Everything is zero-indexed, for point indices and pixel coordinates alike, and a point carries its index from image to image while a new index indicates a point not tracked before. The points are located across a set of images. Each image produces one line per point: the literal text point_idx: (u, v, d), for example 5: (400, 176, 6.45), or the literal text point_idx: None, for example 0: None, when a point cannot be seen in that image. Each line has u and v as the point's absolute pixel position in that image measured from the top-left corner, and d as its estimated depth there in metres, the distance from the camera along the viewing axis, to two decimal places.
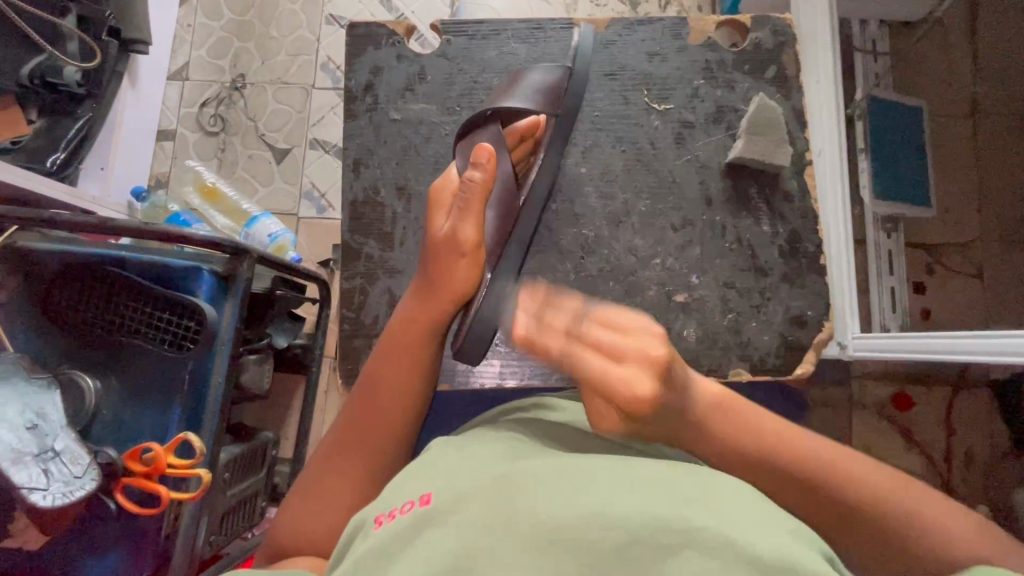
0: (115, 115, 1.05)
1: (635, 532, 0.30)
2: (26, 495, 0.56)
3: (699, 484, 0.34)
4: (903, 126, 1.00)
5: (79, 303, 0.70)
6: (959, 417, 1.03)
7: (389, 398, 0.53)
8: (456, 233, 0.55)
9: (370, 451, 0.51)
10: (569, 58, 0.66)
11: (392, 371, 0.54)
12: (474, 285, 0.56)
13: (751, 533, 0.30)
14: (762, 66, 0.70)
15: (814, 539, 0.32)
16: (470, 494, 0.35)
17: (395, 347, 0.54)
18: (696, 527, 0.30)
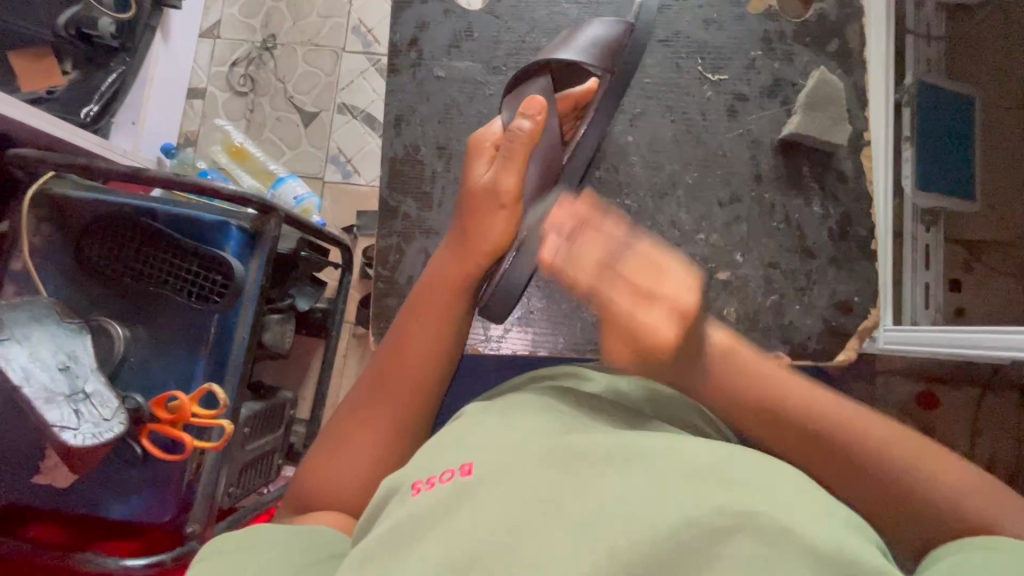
0: (149, 69, 1.04)
1: (688, 514, 0.30)
2: (58, 434, 0.58)
3: (753, 469, 0.34)
4: (957, 113, 0.96)
5: (110, 252, 0.71)
6: (987, 418, 1.00)
7: (414, 358, 0.53)
8: (498, 184, 0.55)
9: (392, 411, 0.51)
10: (632, 13, 0.63)
11: (423, 327, 0.54)
12: (507, 239, 0.55)
13: (810, 523, 0.29)
14: (824, 38, 0.67)
15: (867, 531, 0.32)
16: (513, 470, 0.36)
17: (430, 306, 0.54)
18: (754, 513, 0.29)
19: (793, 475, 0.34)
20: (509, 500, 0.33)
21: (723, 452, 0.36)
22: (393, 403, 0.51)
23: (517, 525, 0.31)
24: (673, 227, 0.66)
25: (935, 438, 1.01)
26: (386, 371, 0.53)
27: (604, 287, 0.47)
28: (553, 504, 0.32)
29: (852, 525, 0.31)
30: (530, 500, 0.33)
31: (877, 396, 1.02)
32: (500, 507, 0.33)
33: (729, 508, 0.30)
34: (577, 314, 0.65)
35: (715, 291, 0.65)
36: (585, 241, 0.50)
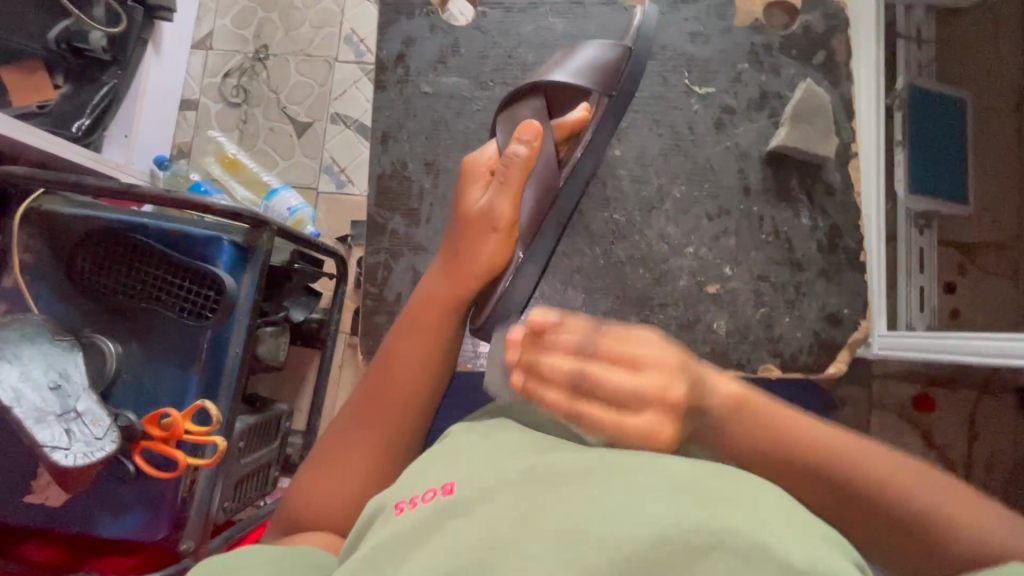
0: (141, 82, 1.04)
1: (665, 532, 0.30)
2: (49, 454, 0.58)
3: (732, 486, 0.34)
4: (945, 118, 0.96)
5: (100, 268, 0.70)
6: (983, 423, 1.01)
7: (405, 376, 0.53)
8: (496, 210, 0.56)
9: (383, 430, 0.51)
10: (629, 37, 0.61)
11: (412, 345, 0.54)
12: (501, 261, 0.57)
13: (785, 540, 0.29)
14: (811, 50, 0.67)
15: (844, 547, 0.32)
16: (498, 489, 0.36)
17: (421, 323, 0.54)
18: (730, 531, 0.29)
19: (771, 493, 0.35)
20: (491, 521, 0.33)
21: (702, 469, 0.36)
22: (384, 420, 0.51)
23: (497, 547, 0.31)
24: (663, 240, 0.66)
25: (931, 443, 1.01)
26: (376, 389, 0.53)
27: (587, 373, 0.41)
28: (532, 523, 0.32)
29: (829, 542, 0.31)
30: (509, 521, 0.33)
31: (873, 401, 1.03)
32: (481, 527, 0.33)
33: (705, 524, 0.30)
34: None
35: (705, 304, 0.65)
36: (549, 354, 0.44)
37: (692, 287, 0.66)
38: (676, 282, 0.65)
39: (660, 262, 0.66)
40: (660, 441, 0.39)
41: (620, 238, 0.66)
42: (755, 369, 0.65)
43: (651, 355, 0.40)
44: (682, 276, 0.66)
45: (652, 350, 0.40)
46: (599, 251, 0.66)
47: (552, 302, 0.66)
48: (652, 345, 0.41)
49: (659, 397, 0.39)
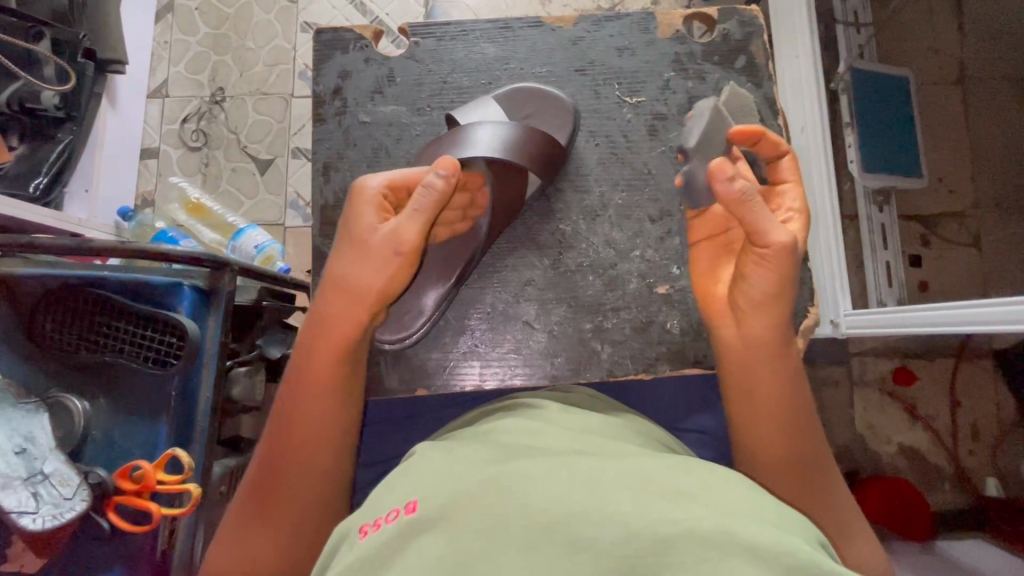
0: (96, 138, 1.07)
1: (631, 527, 0.31)
2: (16, 519, 0.57)
3: (692, 481, 0.35)
4: (886, 97, 0.98)
5: (62, 327, 0.70)
6: (964, 390, 1.02)
7: (315, 418, 0.52)
8: (406, 238, 0.55)
9: (308, 477, 0.51)
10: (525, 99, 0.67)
11: (314, 396, 0.52)
12: (389, 287, 0.55)
13: (746, 524, 0.31)
14: (731, 55, 0.69)
15: (806, 530, 0.33)
16: (461, 503, 0.35)
17: (314, 363, 0.53)
18: (694, 521, 0.30)
19: (734, 486, 0.35)
20: (453, 534, 0.33)
21: (664, 467, 0.37)
22: (310, 462, 0.51)
23: (464, 558, 0.31)
24: (608, 246, 0.66)
25: (916, 416, 1.02)
26: (290, 439, 0.52)
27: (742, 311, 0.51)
28: (498, 527, 0.32)
29: (787, 525, 0.32)
30: (473, 528, 0.33)
31: (853, 379, 1.03)
32: (445, 540, 0.33)
33: (669, 519, 0.31)
34: (525, 342, 0.65)
35: (657, 304, 0.66)
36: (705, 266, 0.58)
37: (642, 289, 0.66)
38: (626, 286, 0.66)
39: (610, 267, 0.66)
40: (758, 327, 0.50)
41: (567, 247, 0.67)
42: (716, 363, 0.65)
43: (751, 336, 0.50)
44: (632, 278, 0.66)
45: (762, 284, 0.49)
46: (547, 261, 0.66)
47: (504, 312, 0.66)
48: (762, 282, 0.49)
49: (757, 345, 0.50)
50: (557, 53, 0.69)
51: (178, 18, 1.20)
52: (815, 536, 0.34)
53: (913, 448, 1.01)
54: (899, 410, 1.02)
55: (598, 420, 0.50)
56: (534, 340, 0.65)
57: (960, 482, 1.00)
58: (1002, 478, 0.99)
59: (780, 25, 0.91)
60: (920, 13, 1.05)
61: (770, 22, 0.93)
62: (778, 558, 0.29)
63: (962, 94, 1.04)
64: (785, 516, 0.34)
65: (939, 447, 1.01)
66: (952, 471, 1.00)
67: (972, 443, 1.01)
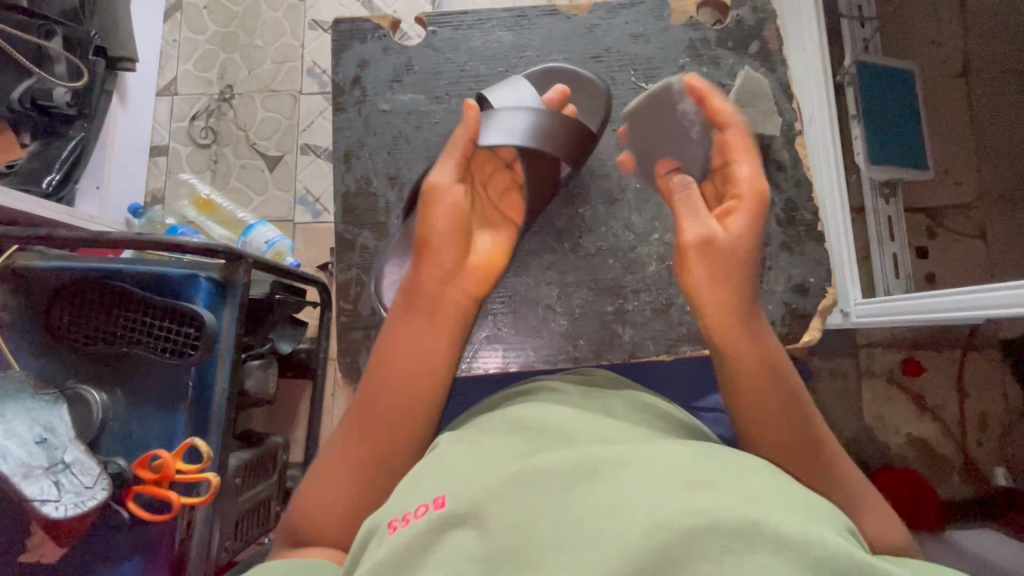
0: (107, 135, 1.06)
1: (654, 518, 0.31)
2: (39, 507, 0.58)
3: (717, 468, 0.35)
4: (893, 89, 0.98)
5: (78, 319, 0.70)
6: (970, 381, 1.02)
7: (405, 362, 0.53)
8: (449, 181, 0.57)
9: (389, 426, 0.51)
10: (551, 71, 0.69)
11: (410, 338, 0.54)
12: (453, 225, 0.56)
13: (775, 514, 0.31)
14: (745, 42, 0.70)
15: (833, 522, 0.34)
16: (490, 500, 0.34)
17: (410, 309, 0.55)
18: (720, 512, 0.31)
19: (758, 474, 0.35)
20: (481, 527, 0.33)
21: (690, 455, 0.36)
22: (397, 404, 0.52)
23: (494, 551, 0.32)
24: (627, 230, 0.67)
25: (924, 406, 1.02)
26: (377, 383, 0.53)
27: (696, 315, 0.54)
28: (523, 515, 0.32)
29: (816, 516, 0.33)
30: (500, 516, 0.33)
31: (861, 370, 1.04)
32: (476, 534, 0.33)
33: (697, 509, 0.31)
34: (545, 325, 0.66)
35: (675, 290, 0.66)
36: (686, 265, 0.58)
37: (662, 272, 0.67)
38: (645, 269, 0.66)
39: (629, 251, 0.67)
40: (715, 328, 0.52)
41: (587, 231, 0.67)
42: None
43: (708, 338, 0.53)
44: (651, 261, 0.67)
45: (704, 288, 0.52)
46: (568, 245, 0.67)
47: (524, 297, 0.66)
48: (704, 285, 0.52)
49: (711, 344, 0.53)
50: (574, 41, 0.70)
51: (187, 16, 1.20)
52: (844, 526, 0.34)
53: (921, 438, 1.02)
54: (907, 400, 1.03)
55: (620, 404, 0.50)
56: (556, 322, 0.66)
57: (967, 473, 1.00)
58: (1012, 468, 0.99)
59: (788, 16, 0.91)
60: (927, 5, 1.05)
61: (779, 13, 0.94)
62: (804, 550, 0.29)
63: (966, 86, 1.05)
64: (812, 506, 0.34)
65: (948, 437, 1.02)
66: (960, 462, 1.01)
67: (980, 433, 1.01)
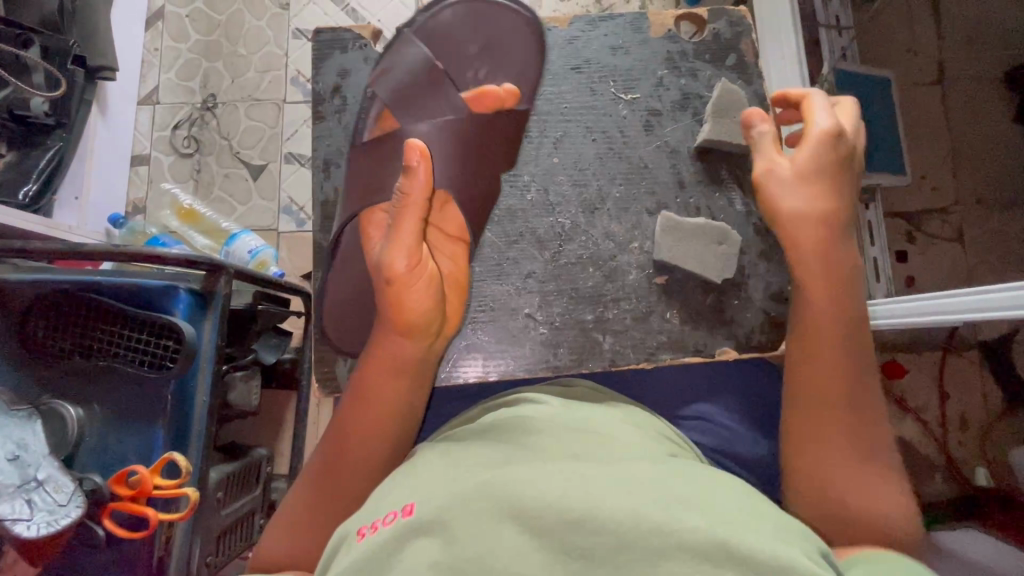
0: (87, 144, 1.05)
1: (625, 536, 0.31)
2: (12, 526, 0.57)
3: (688, 484, 0.35)
4: (870, 98, 1.00)
5: (56, 332, 0.69)
6: (951, 381, 1.04)
7: (372, 424, 0.50)
8: (399, 254, 0.52)
9: (360, 483, 0.49)
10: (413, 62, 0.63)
11: (375, 411, 0.50)
12: (429, 309, 0.52)
13: (744, 534, 0.31)
14: (722, 54, 0.71)
15: (805, 541, 0.34)
16: (455, 505, 0.34)
17: (368, 390, 0.51)
18: (687, 530, 0.31)
19: (730, 493, 0.36)
20: (445, 539, 0.33)
21: (659, 470, 0.37)
22: (369, 459, 0.50)
23: (458, 561, 0.31)
24: (608, 238, 0.67)
25: (906, 408, 1.03)
26: (344, 450, 0.49)
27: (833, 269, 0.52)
28: (495, 531, 0.32)
29: (787, 536, 0.33)
30: (474, 531, 0.32)
31: None
32: (440, 545, 0.33)
33: (666, 528, 0.31)
34: (526, 334, 0.66)
35: (656, 297, 0.67)
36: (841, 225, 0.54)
37: (642, 281, 0.67)
38: (626, 277, 0.67)
39: (609, 259, 0.67)
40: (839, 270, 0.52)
41: (567, 240, 0.68)
42: (714, 353, 0.66)
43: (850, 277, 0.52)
44: (631, 270, 0.67)
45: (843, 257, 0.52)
46: (547, 255, 0.67)
47: (501, 308, 0.66)
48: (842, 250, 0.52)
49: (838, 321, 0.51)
50: (552, 52, 0.71)
51: (170, 25, 1.20)
52: (816, 546, 0.35)
53: (904, 440, 1.03)
54: (890, 402, 1.04)
55: (597, 414, 0.51)
56: (536, 331, 0.66)
57: (949, 473, 1.01)
58: (992, 468, 1.00)
59: (765, 27, 0.93)
60: (902, 16, 1.08)
61: (757, 23, 0.96)
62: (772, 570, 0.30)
63: (942, 94, 1.07)
64: (784, 524, 0.34)
65: (930, 438, 1.03)
66: (942, 462, 1.02)
67: (962, 434, 1.03)
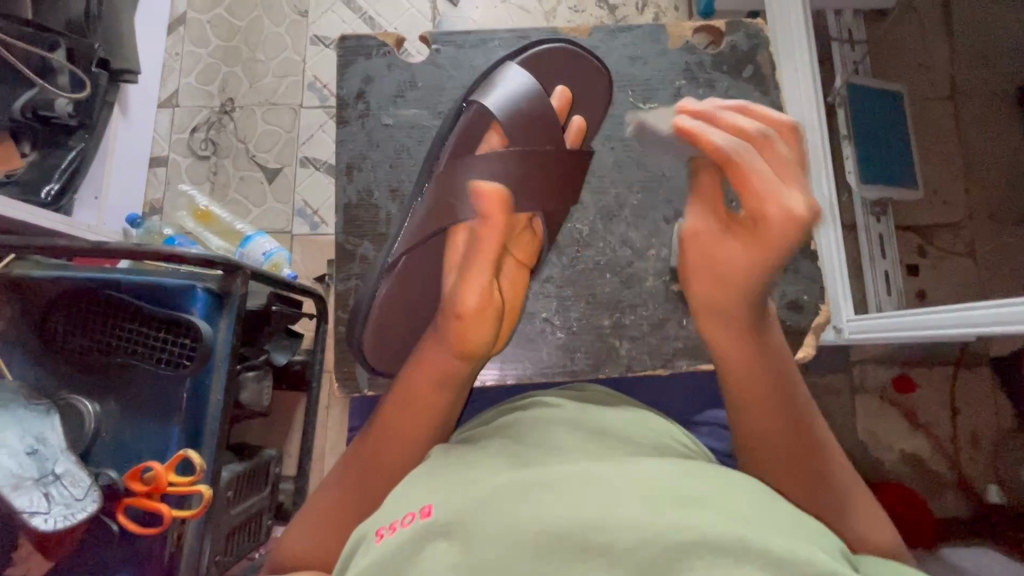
0: (108, 146, 1.06)
1: (648, 532, 0.31)
2: (29, 519, 0.57)
3: (711, 485, 0.36)
4: (885, 111, 1.01)
5: (75, 329, 0.70)
6: (963, 396, 1.03)
7: (410, 429, 0.51)
8: (473, 291, 0.52)
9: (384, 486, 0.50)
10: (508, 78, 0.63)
11: (414, 419, 0.51)
12: (490, 338, 0.53)
13: (767, 533, 0.31)
14: (739, 66, 0.72)
15: (825, 544, 0.34)
16: (479, 502, 0.35)
17: (410, 400, 0.52)
18: (707, 526, 0.31)
19: (749, 492, 0.36)
20: (468, 538, 0.33)
21: (681, 472, 0.37)
22: (400, 460, 0.51)
23: (483, 556, 0.32)
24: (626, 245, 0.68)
25: (917, 423, 1.03)
26: (375, 453, 0.51)
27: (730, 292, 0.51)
28: (520, 528, 0.33)
29: (807, 536, 0.33)
30: (499, 527, 0.33)
31: (855, 386, 1.04)
32: (465, 540, 0.33)
33: (689, 525, 0.31)
34: (542, 338, 0.67)
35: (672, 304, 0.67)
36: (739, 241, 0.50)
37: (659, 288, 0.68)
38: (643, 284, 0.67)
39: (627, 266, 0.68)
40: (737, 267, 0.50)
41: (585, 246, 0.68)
42: None
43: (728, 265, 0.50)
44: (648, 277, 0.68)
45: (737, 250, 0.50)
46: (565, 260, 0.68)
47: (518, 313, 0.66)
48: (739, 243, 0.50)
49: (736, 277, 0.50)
50: None
51: (191, 30, 1.22)
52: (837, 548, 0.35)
53: (914, 455, 1.02)
54: (900, 416, 1.03)
55: (616, 420, 0.50)
56: (552, 335, 0.67)
57: (960, 491, 1.00)
58: (1004, 486, 0.99)
59: (779, 40, 0.94)
60: (914, 32, 1.09)
61: (771, 36, 0.97)
62: (796, 567, 0.30)
63: (954, 109, 1.07)
64: (804, 526, 0.34)
65: (940, 454, 1.02)
66: (954, 479, 1.01)
67: (972, 451, 1.02)
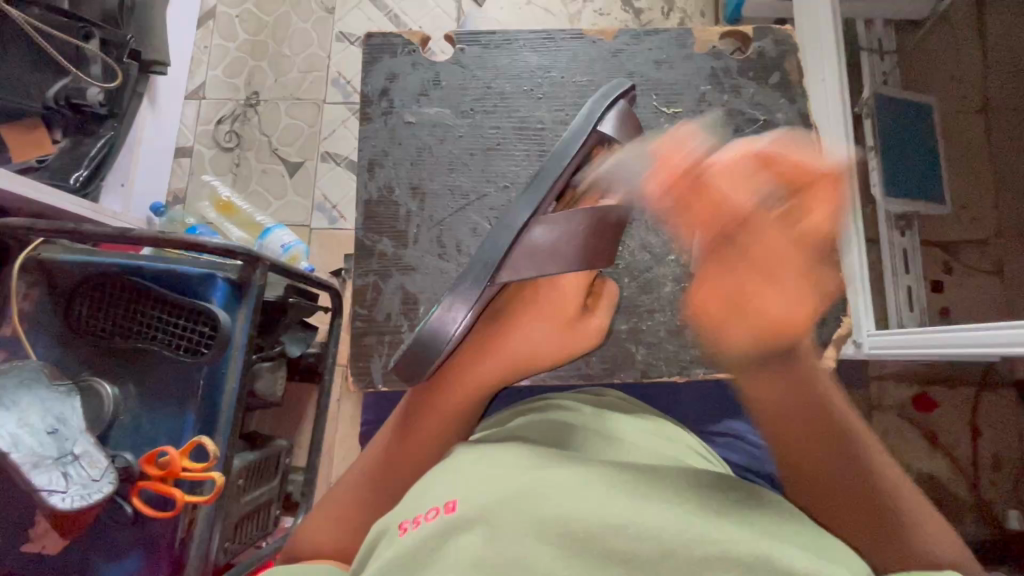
0: (134, 136, 1.10)
1: (666, 543, 0.31)
2: (46, 498, 0.58)
3: (728, 501, 0.35)
4: (914, 125, 0.99)
5: (98, 314, 0.72)
6: (985, 419, 1.00)
7: (435, 427, 0.53)
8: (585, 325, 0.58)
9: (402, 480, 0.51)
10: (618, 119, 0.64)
11: (440, 416, 0.53)
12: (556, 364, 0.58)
13: (788, 552, 0.30)
14: (766, 72, 0.71)
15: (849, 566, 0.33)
16: (493, 506, 0.34)
17: (445, 398, 0.53)
18: (726, 541, 0.31)
19: (773, 511, 0.35)
20: (482, 541, 0.33)
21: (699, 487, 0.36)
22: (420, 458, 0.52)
23: (498, 560, 0.31)
24: (644, 250, 0.67)
25: (937, 444, 1.01)
26: (399, 443, 0.52)
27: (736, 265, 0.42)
28: (534, 533, 0.32)
29: (830, 558, 0.32)
30: (513, 532, 0.33)
31: (873, 402, 1.02)
32: (478, 545, 0.32)
33: (707, 540, 0.31)
34: None
35: None
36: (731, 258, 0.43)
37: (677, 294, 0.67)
38: (660, 290, 0.67)
39: (644, 271, 0.67)
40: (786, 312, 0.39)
41: None
42: None
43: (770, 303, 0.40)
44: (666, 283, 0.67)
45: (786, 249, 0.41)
46: None
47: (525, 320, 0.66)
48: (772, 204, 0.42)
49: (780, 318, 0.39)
50: (597, 64, 0.71)
51: (220, 24, 1.24)
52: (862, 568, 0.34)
53: (933, 476, 1.00)
54: (918, 435, 1.01)
55: (629, 426, 0.50)
56: None
57: (979, 515, 0.98)
58: None
59: (807, 48, 0.93)
60: (946, 43, 1.07)
61: (799, 43, 0.95)
62: None
63: (986, 123, 1.05)
64: (827, 547, 0.33)
65: (959, 476, 1.00)
66: (973, 502, 0.98)
67: (993, 475, 0.99)
